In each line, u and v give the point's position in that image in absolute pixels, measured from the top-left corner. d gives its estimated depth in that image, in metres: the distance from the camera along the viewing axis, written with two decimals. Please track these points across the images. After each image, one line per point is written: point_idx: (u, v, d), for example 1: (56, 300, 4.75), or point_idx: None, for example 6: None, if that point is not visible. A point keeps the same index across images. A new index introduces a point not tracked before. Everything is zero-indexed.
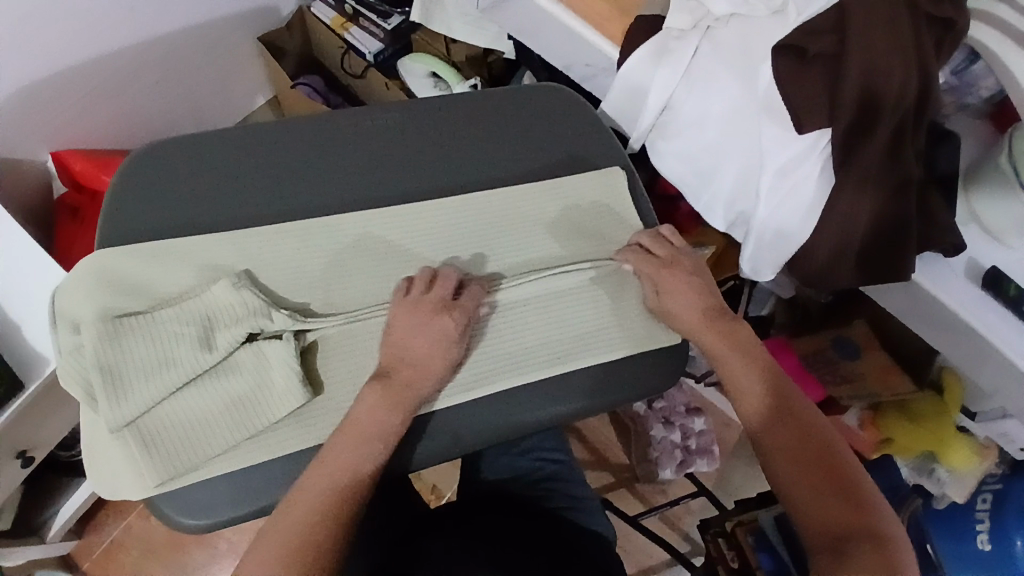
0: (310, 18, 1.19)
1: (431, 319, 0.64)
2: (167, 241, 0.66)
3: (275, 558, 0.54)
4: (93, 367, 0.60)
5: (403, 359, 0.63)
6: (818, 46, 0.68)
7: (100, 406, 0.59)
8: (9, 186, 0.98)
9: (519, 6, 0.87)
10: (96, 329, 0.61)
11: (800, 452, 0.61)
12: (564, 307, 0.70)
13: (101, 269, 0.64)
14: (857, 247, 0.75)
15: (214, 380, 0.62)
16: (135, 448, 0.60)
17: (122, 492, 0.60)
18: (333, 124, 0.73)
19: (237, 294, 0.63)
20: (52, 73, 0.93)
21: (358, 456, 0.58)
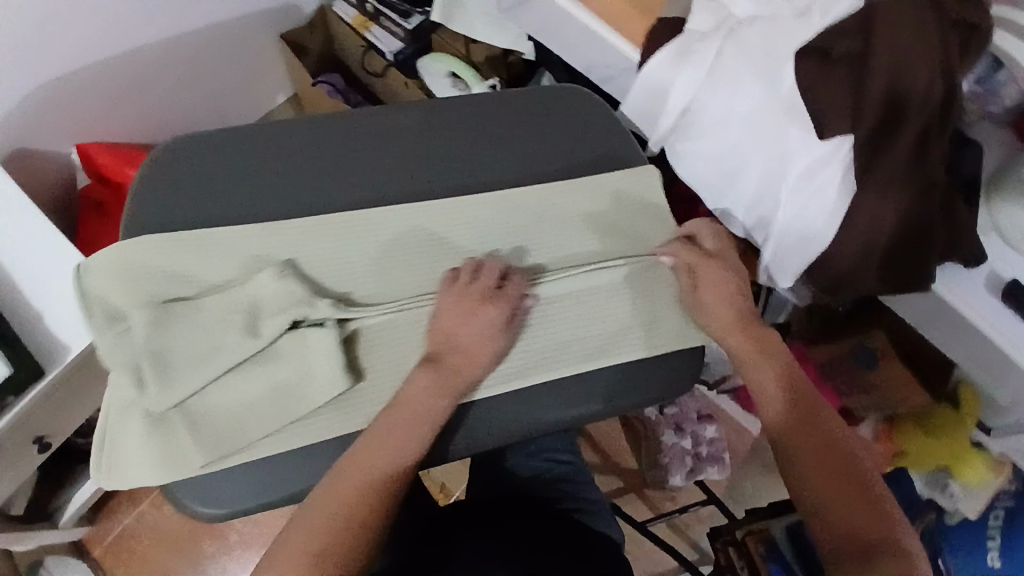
0: (332, 17, 1.20)
1: (477, 309, 0.66)
2: (210, 229, 0.67)
3: (311, 546, 0.56)
4: (144, 352, 0.62)
5: (451, 347, 0.65)
6: (841, 47, 0.67)
7: (152, 389, 0.62)
8: (34, 178, 1.00)
9: (540, 8, 0.87)
10: (146, 314, 0.63)
11: (820, 456, 0.62)
12: (602, 302, 0.70)
13: (147, 255, 0.66)
14: (879, 252, 0.75)
15: (261, 366, 0.64)
16: (184, 429, 0.62)
17: (166, 473, 0.62)
18: (353, 120, 0.74)
19: (281, 282, 0.64)
20: (79, 67, 0.94)
21: (389, 453, 0.60)
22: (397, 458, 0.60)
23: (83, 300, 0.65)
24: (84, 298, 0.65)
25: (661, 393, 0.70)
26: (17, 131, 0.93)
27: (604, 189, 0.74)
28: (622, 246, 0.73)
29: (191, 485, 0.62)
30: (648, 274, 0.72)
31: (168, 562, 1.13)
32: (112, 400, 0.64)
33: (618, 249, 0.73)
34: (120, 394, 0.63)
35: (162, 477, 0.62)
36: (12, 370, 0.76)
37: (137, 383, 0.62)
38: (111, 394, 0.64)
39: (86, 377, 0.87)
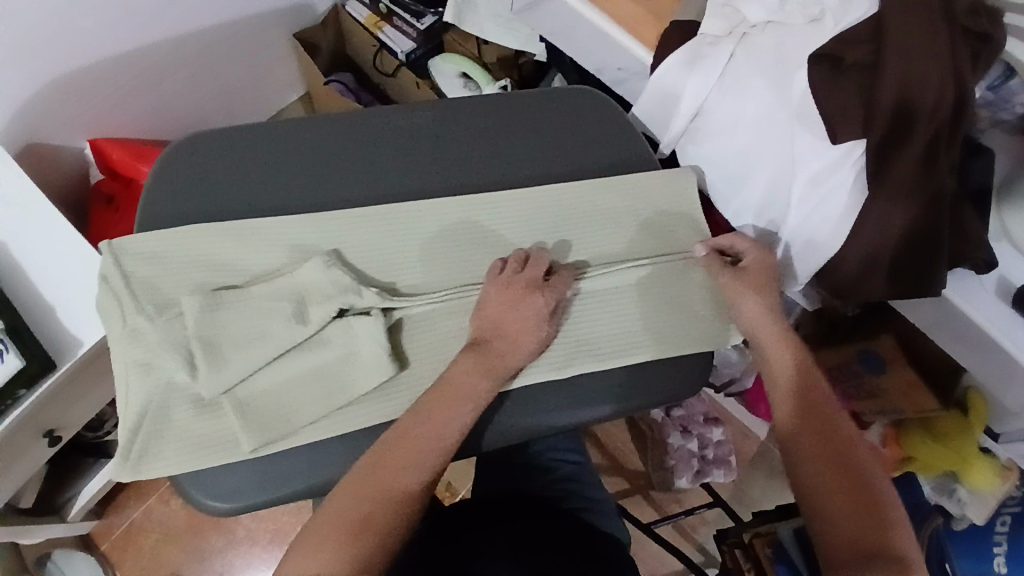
0: (344, 17, 1.21)
1: (523, 298, 0.66)
2: (256, 220, 0.68)
3: (333, 533, 0.56)
4: (194, 337, 0.62)
5: (498, 332, 0.66)
6: (853, 57, 0.68)
7: (202, 374, 0.62)
8: (45, 172, 1.00)
9: (552, 9, 0.87)
10: (198, 300, 0.63)
11: (829, 460, 0.62)
12: (645, 295, 0.72)
13: (197, 244, 0.66)
14: (887, 260, 0.74)
15: (308, 353, 0.64)
16: (232, 413, 0.62)
17: (215, 459, 0.61)
18: (366, 120, 0.74)
19: (328, 272, 0.65)
20: (91, 63, 0.95)
21: (426, 447, 0.60)
22: (434, 452, 0.60)
23: (126, 284, 0.64)
24: (127, 282, 0.64)
25: (677, 390, 0.71)
26: (28, 127, 0.94)
27: (644, 182, 0.75)
28: (652, 244, 0.74)
29: (197, 474, 0.62)
30: (676, 273, 0.73)
31: (175, 556, 1.13)
32: (154, 386, 0.62)
33: (648, 246, 0.74)
34: (166, 377, 0.63)
35: (207, 462, 0.61)
36: (26, 363, 0.76)
37: (186, 368, 0.62)
38: (154, 379, 0.63)
39: (97, 371, 0.87)
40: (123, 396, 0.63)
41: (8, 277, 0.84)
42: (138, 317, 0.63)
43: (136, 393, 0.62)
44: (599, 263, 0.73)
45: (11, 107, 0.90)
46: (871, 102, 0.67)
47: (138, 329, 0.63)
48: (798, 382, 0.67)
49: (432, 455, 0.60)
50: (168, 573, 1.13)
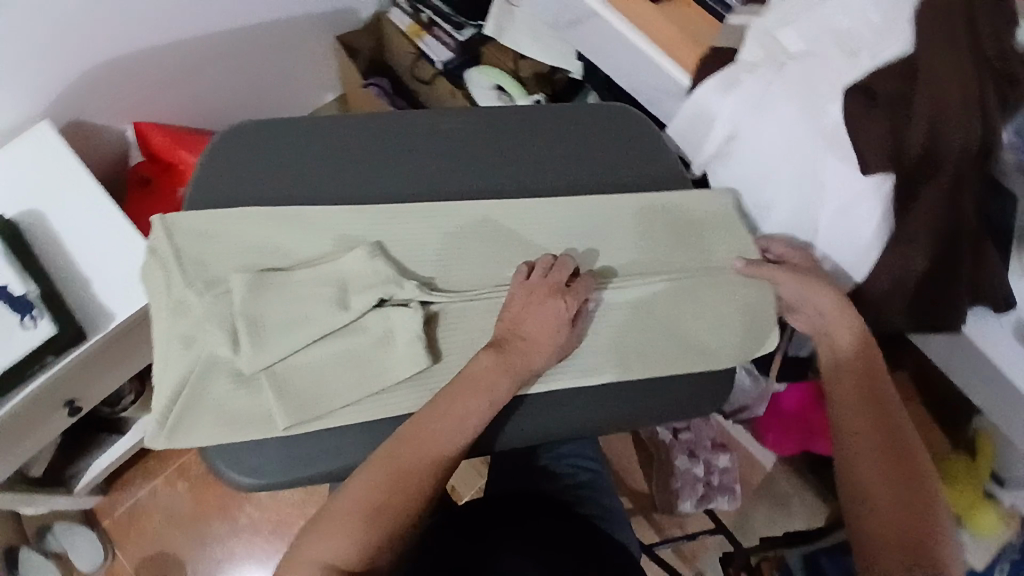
0: (385, 23, 1.24)
1: (546, 300, 0.67)
2: (304, 208, 0.70)
3: (374, 497, 0.58)
4: (240, 313, 0.64)
5: (519, 333, 0.66)
6: (887, 89, 0.70)
7: (244, 350, 0.63)
8: (86, 151, 1.03)
9: (594, 28, 0.90)
10: (246, 278, 0.65)
11: (875, 453, 0.64)
12: (678, 305, 0.74)
13: (246, 225, 0.68)
14: (907, 293, 0.77)
15: (346, 338, 0.66)
16: (270, 390, 0.63)
17: (248, 433, 0.63)
18: (411, 121, 0.77)
19: (371, 261, 0.67)
20: (141, 49, 0.98)
21: (432, 449, 0.60)
22: (440, 453, 0.60)
23: (175, 258, 0.66)
24: (177, 256, 0.66)
25: (693, 399, 0.74)
26: (74, 105, 0.96)
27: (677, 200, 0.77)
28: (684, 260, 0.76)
29: (227, 448, 0.64)
30: (705, 290, 0.74)
31: (178, 539, 1.14)
32: (194, 358, 0.63)
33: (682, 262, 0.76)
34: (207, 350, 0.64)
35: (240, 436, 0.63)
36: (56, 331, 0.79)
37: (229, 343, 0.64)
38: (195, 352, 0.63)
39: (124, 346, 0.89)
40: (161, 366, 0.64)
41: (46, 248, 0.85)
42: (186, 290, 0.65)
43: (177, 364, 0.63)
44: (626, 274, 0.74)
45: (60, 85, 0.92)
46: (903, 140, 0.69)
47: (185, 301, 0.65)
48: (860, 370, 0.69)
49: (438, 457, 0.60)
50: (168, 556, 1.14)
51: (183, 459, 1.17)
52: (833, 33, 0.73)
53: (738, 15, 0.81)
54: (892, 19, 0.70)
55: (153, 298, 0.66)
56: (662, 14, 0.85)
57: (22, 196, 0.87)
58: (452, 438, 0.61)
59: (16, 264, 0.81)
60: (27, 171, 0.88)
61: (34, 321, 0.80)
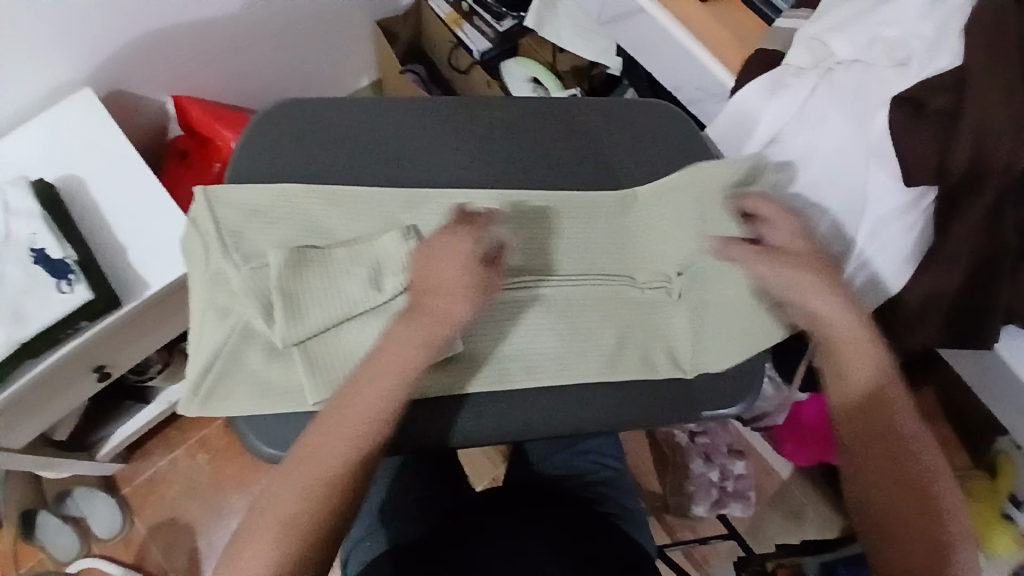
0: (426, 10, 1.24)
1: (444, 249, 0.63)
2: (346, 189, 0.70)
3: (302, 498, 0.57)
4: (274, 288, 0.64)
5: (430, 289, 0.62)
6: (937, 102, 0.68)
7: (278, 324, 0.64)
8: (125, 120, 1.04)
9: (640, 24, 0.90)
10: (284, 254, 0.65)
11: (891, 455, 0.64)
12: (702, 298, 0.73)
13: (287, 202, 0.69)
14: (944, 307, 0.76)
15: (378, 319, 0.66)
16: (302, 365, 0.64)
17: (280, 407, 0.64)
18: (453, 109, 0.77)
19: (407, 245, 0.67)
20: (186, 23, 0.98)
21: (321, 479, 0.58)
22: (330, 482, 0.58)
23: (216, 229, 0.67)
24: (217, 228, 0.67)
25: (725, 398, 0.72)
26: (117, 75, 0.97)
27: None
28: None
29: (258, 420, 0.65)
30: (733, 290, 0.72)
31: (195, 508, 1.19)
32: (231, 328, 0.65)
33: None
34: (244, 321, 0.65)
35: (272, 407, 0.64)
36: (94, 297, 0.80)
37: (264, 316, 0.64)
38: (233, 321, 0.65)
39: (156, 315, 0.90)
40: (199, 333, 0.66)
41: (84, 214, 0.86)
42: (224, 262, 0.66)
43: (213, 334, 0.65)
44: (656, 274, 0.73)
45: (104, 54, 0.93)
46: (947, 157, 0.68)
47: (223, 272, 0.66)
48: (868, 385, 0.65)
49: (330, 485, 0.58)
50: (186, 524, 1.18)
51: (205, 431, 1.22)
52: (882, 42, 0.73)
53: (786, 19, 0.81)
54: (943, 29, 0.69)
55: (192, 268, 0.68)
56: (710, 14, 0.85)
57: (63, 161, 0.88)
58: (337, 466, 0.58)
59: (55, 228, 0.82)
60: (70, 139, 0.89)
61: (71, 285, 0.80)
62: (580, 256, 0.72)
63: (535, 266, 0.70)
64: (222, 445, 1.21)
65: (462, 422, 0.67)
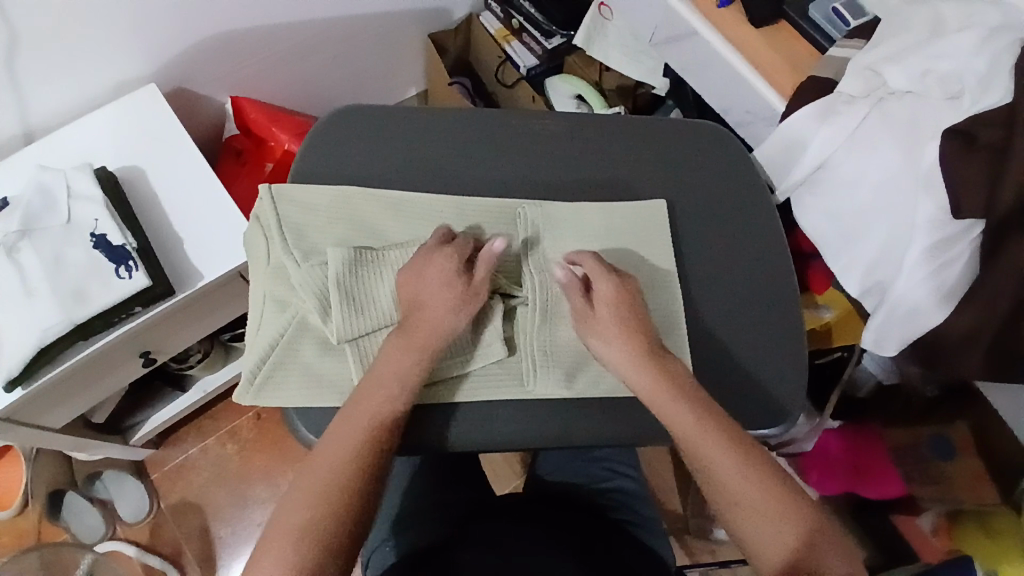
0: (477, 25, 1.27)
1: (423, 268, 0.66)
2: (404, 194, 0.73)
3: (312, 496, 0.56)
4: (333, 284, 0.66)
5: (417, 303, 0.65)
6: (987, 136, 0.69)
7: (335, 318, 0.66)
8: (185, 115, 1.08)
9: (693, 46, 0.92)
10: (343, 253, 0.67)
11: (756, 503, 0.58)
12: (742, 317, 0.74)
13: (346, 202, 0.72)
14: (989, 336, 0.77)
15: None
16: (353, 362, 0.66)
17: (329, 401, 0.65)
18: (509, 119, 0.79)
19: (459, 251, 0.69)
20: (252, 28, 1.02)
21: (324, 486, 0.56)
22: (343, 476, 0.57)
23: (278, 226, 0.69)
24: (279, 223, 0.69)
25: (768, 417, 0.71)
26: (181, 73, 1.01)
27: (757, 219, 0.78)
28: (766, 286, 0.76)
29: (308, 411, 0.66)
30: (772, 307, 0.75)
31: (218, 497, 1.20)
32: (288, 321, 0.67)
33: (766, 290, 0.76)
34: (300, 315, 0.67)
35: (323, 400, 0.65)
36: (151, 283, 0.82)
37: (320, 311, 0.66)
38: (290, 315, 0.67)
39: (202, 306, 0.92)
40: (256, 325, 0.68)
41: (143, 203, 0.89)
42: (285, 257, 0.68)
43: (273, 325, 0.67)
44: (700, 293, 0.75)
45: (172, 51, 0.97)
46: (996, 188, 0.69)
47: (284, 266, 0.69)
48: (662, 380, 0.63)
49: (335, 492, 0.56)
50: (209, 513, 1.19)
51: (235, 423, 1.24)
52: (936, 74, 0.72)
53: (841, 48, 0.82)
54: (997, 67, 0.68)
55: (253, 261, 0.71)
56: (762, 39, 0.86)
57: (126, 151, 0.91)
58: (342, 473, 0.57)
59: (116, 214, 0.85)
60: (135, 130, 0.92)
61: (128, 271, 0.82)
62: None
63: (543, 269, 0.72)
64: (251, 437, 1.23)
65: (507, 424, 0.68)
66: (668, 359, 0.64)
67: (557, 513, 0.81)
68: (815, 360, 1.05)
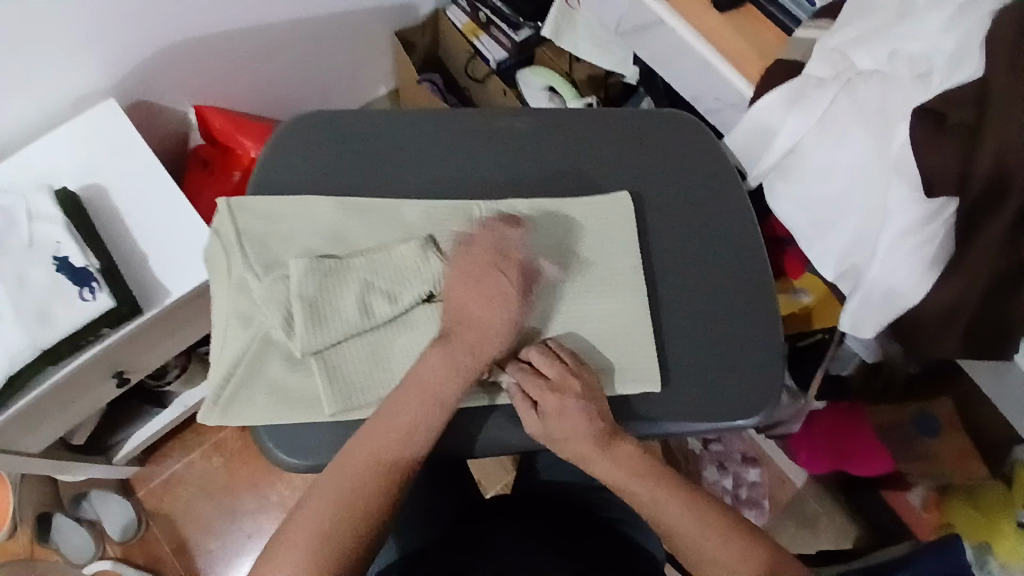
0: (444, 20, 1.26)
1: (481, 278, 0.64)
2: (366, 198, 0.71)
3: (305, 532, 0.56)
4: (295, 296, 0.65)
5: (465, 319, 0.63)
6: (957, 115, 0.66)
7: (298, 333, 0.64)
8: (149, 128, 1.06)
9: (660, 34, 0.91)
10: (303, 264, 0.66)
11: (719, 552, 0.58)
12: (715, 308, 0.73)
13: (308, 211, 0.70)
14: (967, 319, 0.74)
15: (397, 331, 0.66)
16: (318, 375, 0.64)
17: (296, 417, 0.64)
18: (472, 118, 0.77)
19: (423, 254, 0.67)
20: (212, 34, 1.00)
21: (310, 522, 0.56)
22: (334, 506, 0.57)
23: (238, 239, 0.68)
24: (240, 236, 0.68)
25: (745, 408, 0.71)
26: (140, 85, 0.99)
27: (725, 209, 0.77)
28: (738, 275, 0.75)
29: (277, 427, 0.65)
30: (746, 296, 0.74)
31: (206, 511, 1.19)
32: (251, 336, 0.66)
33: (739, 279, 0.75)
34: (263, 331, 0.66)
35: (290, 416, 0.64)
36: (116, 304, 0.81)
37: (284, 326, 0.65)
38: (253, 331, 0.66)
39: (172, 322, 0.91)
40: (220, 341, 0.67)
41: (107, 221, 0.88)
42: (246, 272, 0.67)
43: (236, 342, 0.66)
44: (672, 287, 0.73)
45: (129, 63, 0.95)
46: (969, 165, 0.66)
47: (246, 281, 0.67)
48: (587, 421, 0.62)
49: (323, 531, 0.56)
50: (198, 528, 1.19)
51: (220, 435, 1.23)
52: (904, 57, 0.72)
53: (807, 30, 0.81)
54: (965, 45, 0.66)
55: (216, 277, 0.69)
56: (729, 26, 0.86)
57: (87, 168, 0.89)
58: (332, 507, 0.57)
59: (79, 235, 0.83)
60: (91, 147, 0.90)
61: (93, 292, 0.81)
62: (574, 281, 0.71)
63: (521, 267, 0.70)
64: (236, 449, 1.22)
65: (483, 432, 0.67)
66: (621, 434, 0.63)
67: (541, 512, 0.80)
68: (797, 343, 1.02)
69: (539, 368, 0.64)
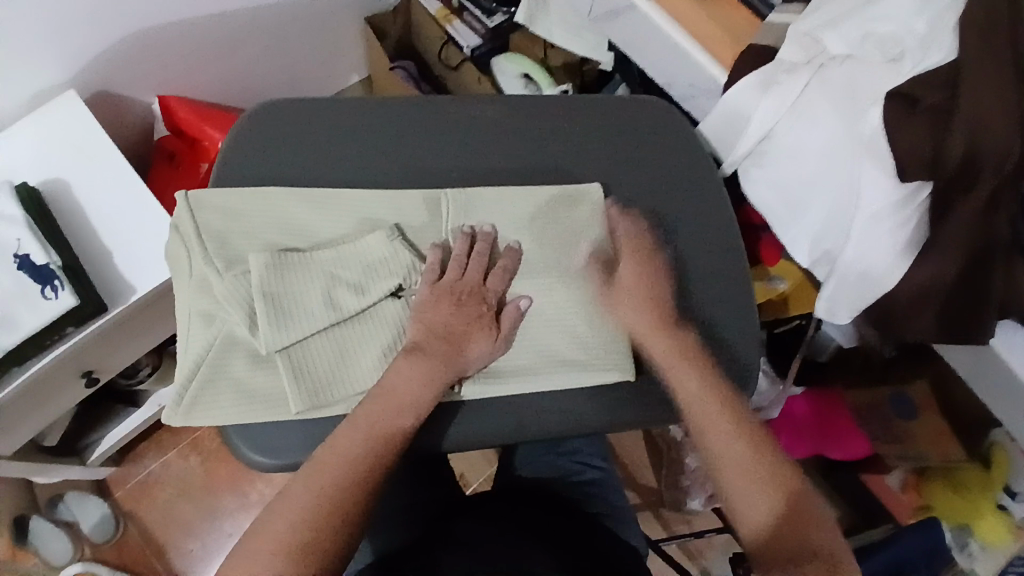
0: (415, 6, 1.24)
1: (458, 304, 0.66)
2: (329, 191, 0.70)
3: (306, 502, 0.56)
4: (258, 292, 0.64)
5: (436, 333, 0.65)
6: (929, 98, 0.66)
7: (263, 330, 0.64)
8: (112, 122, 1.03)
9: (632, 18, 0.90)
10: (266, 259, 0.65)
11: (750, 470, 0.60)
12: (690, 293, 0.73)
13: (267, 204, 0.68)
14: (940, 300, 0.74)
15: (363, 324, 0.66)
16: (284, 372, 0.64)
17: (262, 416, 0.63)
18: (440, 106, 0.76)
19: (390, 245, 0.68)
20: (176, 22, 0.97)
21: (306, 498, 0.56)
22: (328, 491, 0.56)
23: (198, 235, 0.66)
24: (199, 232, 0.66)
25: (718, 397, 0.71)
26: (102, 77, 0.96)
27: (701, 197, 0.77)
28: (712, 266, 0.74)
29: (247, 426, 0.64)
30: (721, 285, 0.74)
31: (185, 510, 1.18)
32: (214, 334, 0.65)
33: (714, 270, 0.74)
34: (225, 329, 0.65)
35: (257, 415, 0.63)
36: (79, 303, 0.78)
37: (248, 322, 0.64)
38: (215, 329, 0.65)
39: (143, 319, 0.89)
40: (184, 342, 0.66)
41: (69, 217, 0.85)
42: (207, 269, 0.66)
43: (199, 340, 0.65)
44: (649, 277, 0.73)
45: (89, 57, 0.92)
46: (940, 149, 0.66)
47: (207, 279, 0.66)
48: (643, 283, 0.70)
49: (324, 497, 0.56)
50: (178, 528, 1.17)
51: (197, 433, 1.21)
52: (876, 37, 0.71)
53: (779, 14, 0.80)
54: (939, 29, 0.67)
55: (177, 276, 0.68)
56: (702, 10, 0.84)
57: (48, 163, 0.86)
58: (327, 487, 0.57)
59: (40, 233, 0.81)
60: (52, 140, 0.87)
61: (55, 292, 0.78)
62: (545, 273, 0.70)
63: (491, 262, 0.70)
64: (213, 448, 1.21)
65: (451, 428, 0.67)
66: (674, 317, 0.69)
67: (528, 508, 0.79)
68: (776, 329, 1.04)
69: (626, 241, 0.72)
